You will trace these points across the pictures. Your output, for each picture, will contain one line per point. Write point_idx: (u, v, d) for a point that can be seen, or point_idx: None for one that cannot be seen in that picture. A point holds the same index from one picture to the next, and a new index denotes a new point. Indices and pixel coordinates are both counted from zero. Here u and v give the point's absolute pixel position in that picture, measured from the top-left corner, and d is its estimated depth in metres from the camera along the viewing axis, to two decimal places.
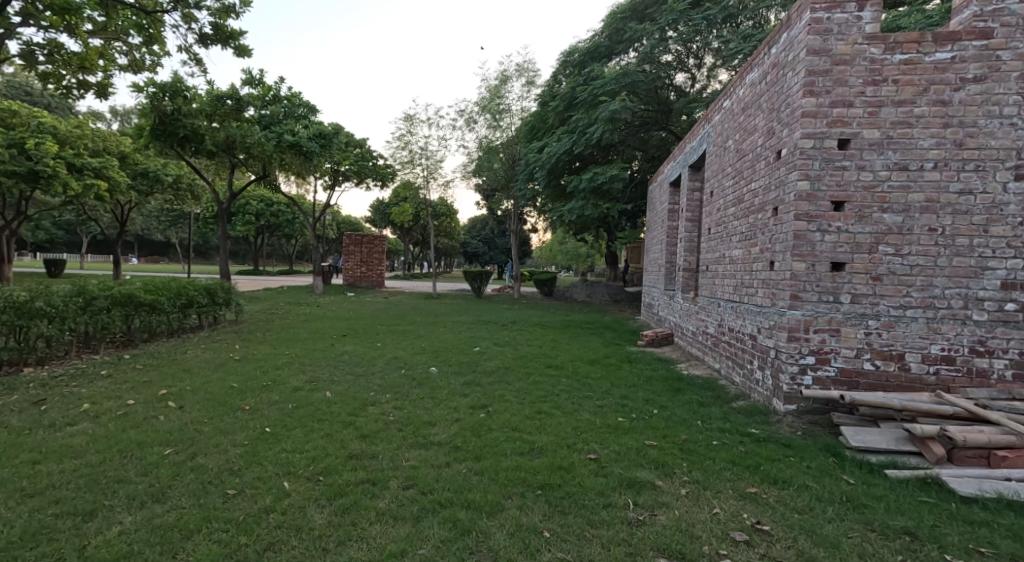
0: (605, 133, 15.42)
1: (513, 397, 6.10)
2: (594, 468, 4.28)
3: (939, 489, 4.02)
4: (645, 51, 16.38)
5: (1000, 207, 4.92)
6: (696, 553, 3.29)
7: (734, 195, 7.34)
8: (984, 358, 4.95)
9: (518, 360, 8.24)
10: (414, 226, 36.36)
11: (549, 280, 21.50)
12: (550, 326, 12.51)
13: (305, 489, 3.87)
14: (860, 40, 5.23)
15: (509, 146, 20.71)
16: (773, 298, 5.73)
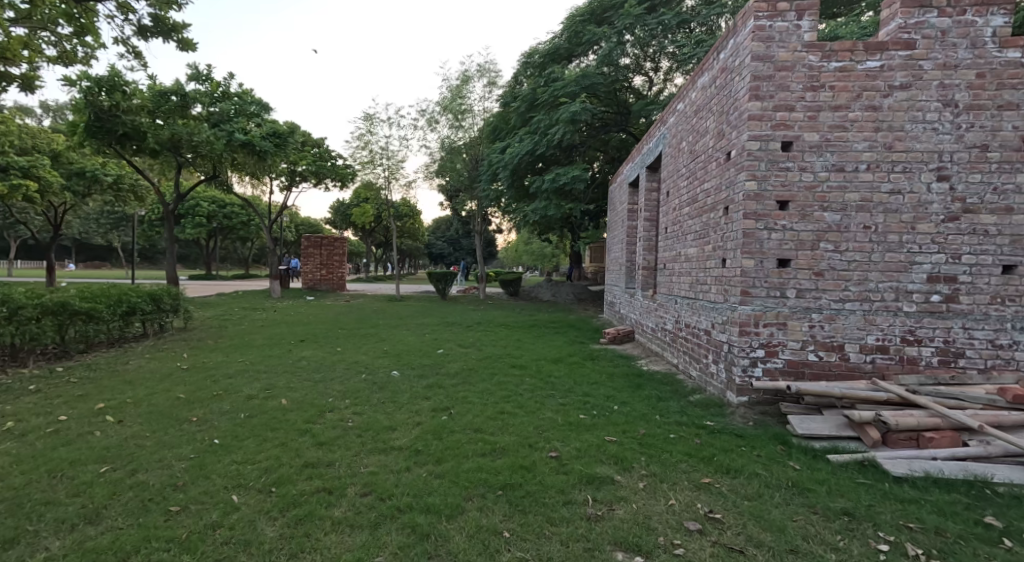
0: (566, 134, 15.67)
1: (476, 398, 6.18)
2: (555, 466, 4.40)
3: (874, 471, 4.31)
4: (604, 53, 16.75)
5: (925, 206, 5.29)
6: (651, 545, 3.43)
7: (688, 195, 7.61)
8: (915, 346, 5.31)
9: (482, 361, 8.32)
10: (376, 228, 35.95)
11: (514, 280, 21.63)
12: (514, 326, 12.62)
13: (256, 502, 3.85)
14: (800, 47, 5.52)
15: (471, 146, 20.71)
16: (725, 294, 5.99)
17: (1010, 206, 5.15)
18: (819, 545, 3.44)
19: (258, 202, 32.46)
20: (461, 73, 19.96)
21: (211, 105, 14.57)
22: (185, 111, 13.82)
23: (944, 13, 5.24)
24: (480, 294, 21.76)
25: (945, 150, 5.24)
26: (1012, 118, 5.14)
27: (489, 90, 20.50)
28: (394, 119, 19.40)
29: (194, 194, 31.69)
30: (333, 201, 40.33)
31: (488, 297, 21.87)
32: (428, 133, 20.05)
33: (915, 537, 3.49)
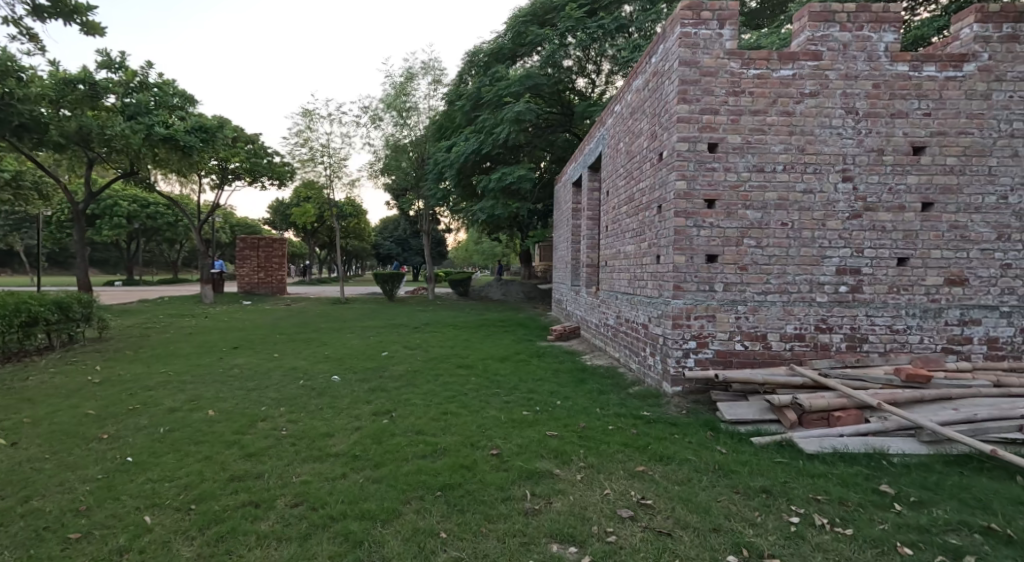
0: (511, 133, 15.82)
1: (420, 400, 6.21)
2: (496, 463, 4.52)
3: (790, 450, 4.67)
4: (547, 55, 17.04)
5: (833, 205, 5.75)
6: (586, 535, 3.59)
7: (626, 194, 7.88)
8: (827, 334, 5.77)
9: (429, 362, 8.32)
10: (319, 228, 34.92)
11: (463, 280, 21.61)
12: (462, 326, 12.65)
13: (172, 522, 3.74)
14: (722, 55, 5.86)
15: (417, 145, 20.48)
16: (660, 289, 6.28)
17: (903, 205, 5.68)
18: (735, 522, 3.71)
19: (186, 201, 30.83)
20: (404, 70, 19.78)
21: (127, 96, 13.72)
22: (95, 101, 12.80)
23: (846, 28, 5.71)
24: (428, 295, 21.59)
25: (848, 154, 5.73)
26: (902, 125, 5.67)
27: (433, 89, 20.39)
28: (336, 115, 19.01)
29: (112, 192, 29.72)
30: (271, 201, 38.86)
31: (435, 297, 21.73)
32: (372, 130, 19.77)
33: (820, 509, 3.82)
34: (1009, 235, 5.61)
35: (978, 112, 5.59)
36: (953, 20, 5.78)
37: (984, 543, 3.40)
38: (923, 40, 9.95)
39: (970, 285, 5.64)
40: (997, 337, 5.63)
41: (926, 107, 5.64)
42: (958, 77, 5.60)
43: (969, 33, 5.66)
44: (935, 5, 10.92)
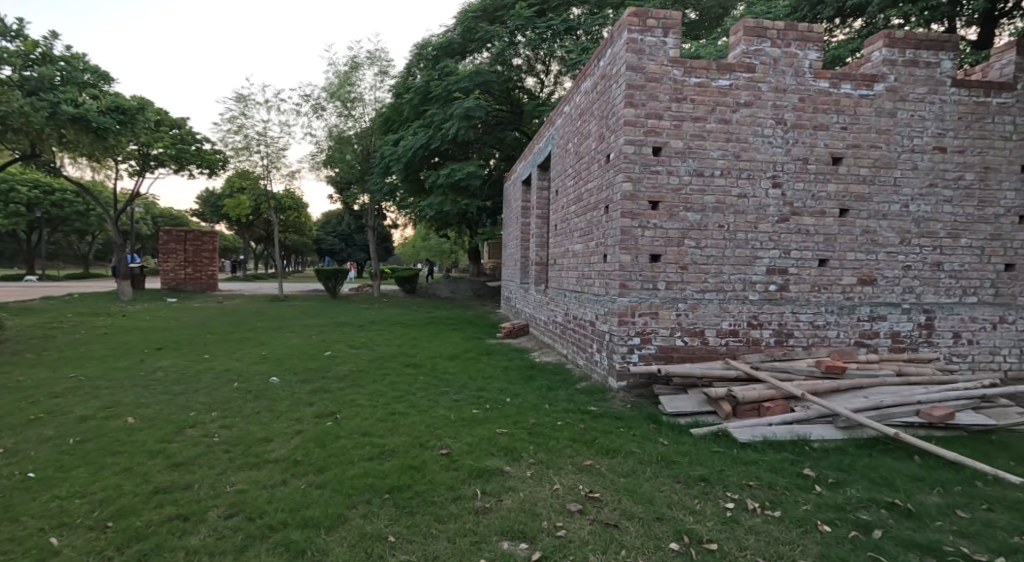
0: (460, 129, 15.88)
1: (366, 401, 6.25)
2: (446, 463, 4.62)
3: (723, 441, 4.98)
4: (497, 53, 17.16)
5: (765, 209, 6.16)
6: (535, 530, 3.70)
7: (575, 194, 8.11)
8: (758, 329, 6.17)
9: (375, 362, 8.32)
10: (255, 221, 33.80)
11: (412, 277, 21.47)
12: (409, 324, 12.65)
13: (87, 541, 3.56)
14: (666, 62, 6.11)
15: (362, 137, 20.22)
16: (607, 287, 6.49)
17: (824, 211, 6.15)
18: (676, 511, 3.91)
19: (98, 188, 29.06)
20: (349, 60, 19.47)
21: (25, 68, 11.99)
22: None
23: (776, 44, 6.12)
24: (374, 292, 21.30)
25: (778, 161, 6.14)
26: (824, 136, 6.13)
27: (379, 81, 20.17)
28: (273, 102, 18.48)
29: (8, 176, 27.57)
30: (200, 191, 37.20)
31: (381, 294, 21.45)
32: (314, 120, 19.36)
33: (752, 494, 4.10)
34: (911, 239, 6.20)
35: (886, 127, 6.14)
36: (865, 44, 6.31)
37: (889, 517, 3.75)
38: (840, 60, 10.71)
39: (878, 284, 6.19)
40: (901, 332, 6.21)
41: (844, 121, 6.12)
42: (870, 95, 6.11)
43: (879, 56, 6.18)
44: (850, 27, 11.76)
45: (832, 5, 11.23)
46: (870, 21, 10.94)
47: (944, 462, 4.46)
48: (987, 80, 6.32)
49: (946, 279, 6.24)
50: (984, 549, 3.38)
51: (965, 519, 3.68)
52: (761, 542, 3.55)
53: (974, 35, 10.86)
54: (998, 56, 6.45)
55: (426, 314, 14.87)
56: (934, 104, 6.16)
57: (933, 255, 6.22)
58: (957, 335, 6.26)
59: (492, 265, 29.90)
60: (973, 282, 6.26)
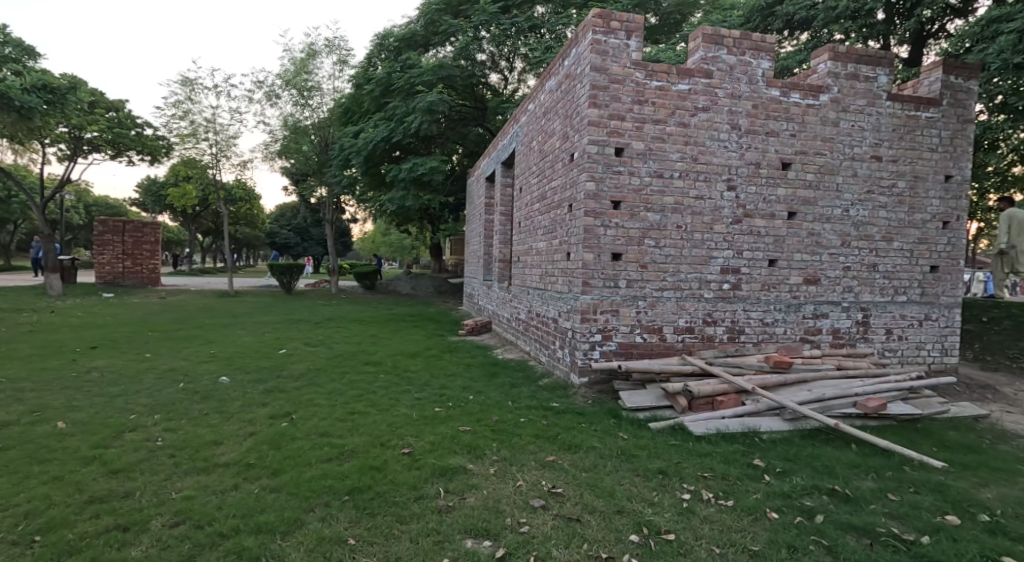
0: (423, 124, 15.76)
1: (325, 400, 6.22)
2: (408, 462, 4.62)
3: (675, 435, 5.15)
4: (461, 47, 17.04)
5: (720, 210, 6.40)
6: (499, 527, 3.71)
7: (539, 192, 8.23)
8: (712, 326, 6.42)
9: (332, 360, 8.25)
10: (201, 212, 32.83)
11: (372, 273, 21.28)
12: (368, 321, 12.57)
13: (12, 557, 3.34)
14: (629, 64, 6.24)
15: (320, 128, 19.88)
16: (570, 285, 6.60)
17: (773, 213, 6.46)
18: (635, 503, 4.00)
19: (21, 173, 27.72)
20: (306, 47, 19.09)
21: None
22: None
23: (732, 52, 6.36)
24: (333, 287, 21.01)
25: (733, 165, 6.39)
26: (774, 143, 6.42)
27: (338, 70, 19.86)
28: (223, 88, 17.92)
29: None
30: (141, 178, 35.90)
31: (339, 290, 21.19)
32: (267, 107, 18.90)
33: (706, 485, 4.27)
34: (851, 242, 6.59)
35: (829, 135, 6.48)
36: (812, 56, 6.64)
37: (830, 503, 3.99)
38: (788, 72, 11.21)
39: (822, 284, 6.56)
40: (842, 329, 6.60)
41: (793, 128, 6.42)
42: (816, 105, 6.44)
43: (824, 68, 6.51)
44: (797, 40, 12.25)
45: (781, 17, 11.69)
46: (815, 35, 11.49)
47: (880, 451, 4.76)
48: (917, 95, 6.74)
49: (880, 280, 6.69)
50: (913, 530, 3.63)
51: (901, 504, 3.92)
52: (716, 530, 3.68)
53: (906, 53, 11.55)
54: (927, 74, 6.87)
55: (386, 311, 14.78)
56: (872, 115, 6.54)
57: (871, 256, 6.64)
58: (890, 331, 6.72)
59: (454, 261, 29.93)
60: (904, 282, 6.73)
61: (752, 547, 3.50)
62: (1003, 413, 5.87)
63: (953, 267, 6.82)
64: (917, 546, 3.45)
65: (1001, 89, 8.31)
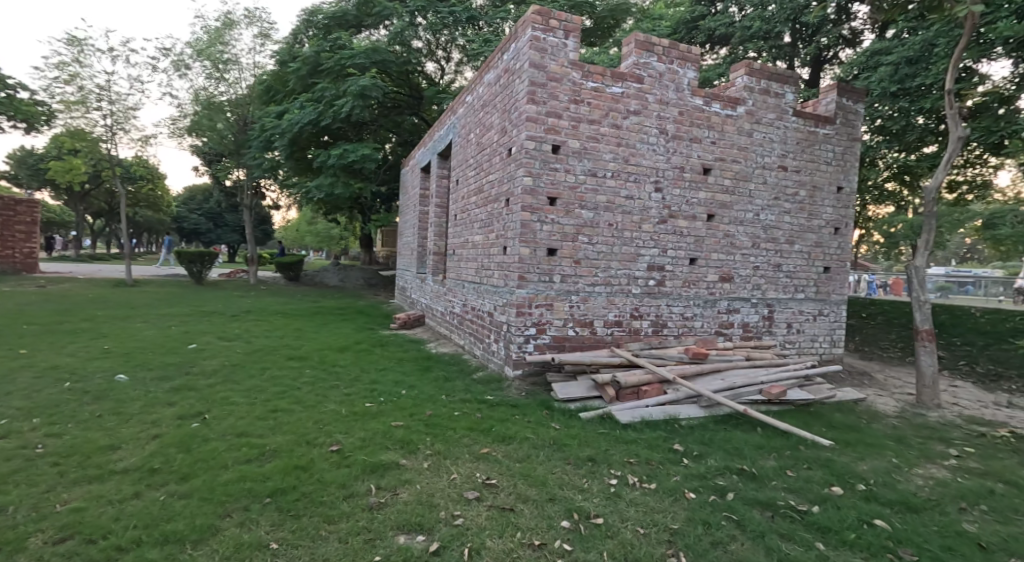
0: (355, 108, 15.14)
1: (242, 398, 6.04)
2: (337, 459, 4.58)
3: (593, 426, 5.39)
4: (395, 32, 16.57)
5: (648, 210, 6.75)
6: (433, 521, 3.77)
7: (475, 185, 8.34)
8: (638, 320, 6.77)
9: (249, 356, 8.00)
10: (92, 190, 30.28)
11: (296, 264, 20.63)
12: (291, 314, 12.24)
13: None
14: (566, 64, 6.39)
15: (237, 106, 18.76)
16: (505, 279, 6.69)
17: (695, 215, 6.92)
18: (567, 491, 4.19)
19: None
20: (222, 15, 17.80)
21: None
22: None
23: (661, 59, 6.70)
24: (250, 279, 20.18)
25: (660, 168, 6.76)
26: (697, 148, 6.87)
27: (260, 45, 18.93)
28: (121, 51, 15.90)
29: None
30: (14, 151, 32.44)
31: (257, 281, 20.37)
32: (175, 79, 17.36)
33: (631, 470, 4.54)
34: (760, 243, 7.23)
35: (744, 145, 7.05)
36: (730, 71, 7.18)
37: (739, 481, 4.36)
38: (709, 84, 11.86)
39: (734, 281, 7.15)
40: (751, 323, 7.23)
41: (714, 136, 6.91)
42: (734, 115, 6.98)
43: (741, 82, 7.06)
44: (717, 55, 13.06)
45: (703, 31, 12.48)
46: (733, 51, 12.23)
47: (782, 433, 5.25)
48: (816, 113, 7.52)
49: (783, 279, 7.38)
50: (806, 501, 4.07)
51: (801, 482, 4.33)
52: (640, 512, 3.93)
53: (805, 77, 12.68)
54: (824, 95, 7.67)
55: (313, 303, 14.46)
56: (780, 128, 7.20)
57: (775, 257, 7.31)
58: (790, 325, 7.44)
59: (385, 253, 29.57)
60: (802, 281, 7.49)
61: (672, 525, 3.77)
62: (878, 395, 6.66)
63: (841, 268, 7.70)
64: (811, 515, 3.86)
65: (882, 114, 9.36)
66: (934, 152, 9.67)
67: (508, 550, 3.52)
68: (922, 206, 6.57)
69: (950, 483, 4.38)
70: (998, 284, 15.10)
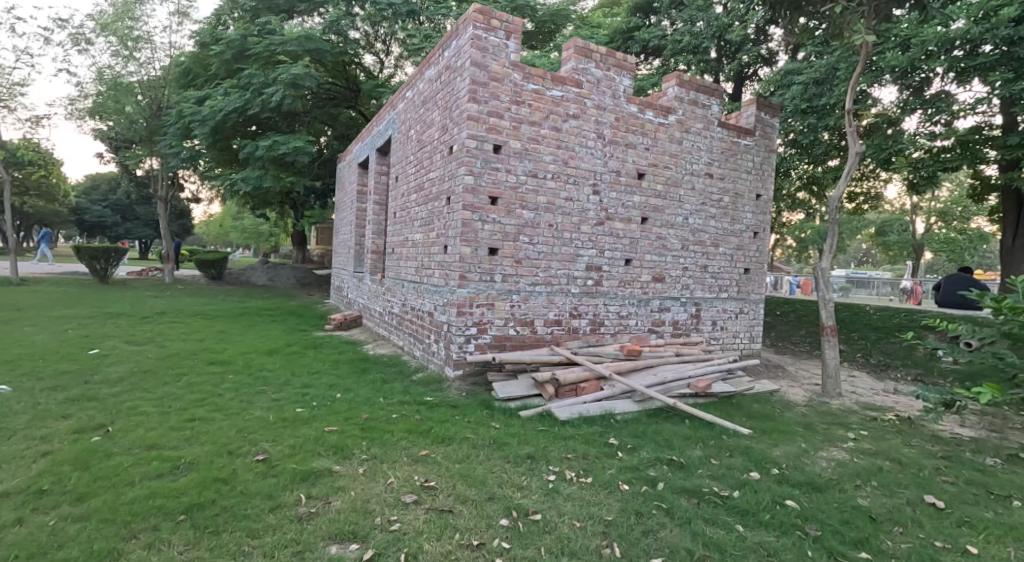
0: (287, 97, 14.57)
1: (153, 408, 5.75)
2: (263, 469, 4.46)
3: (526, 425, 5.50)
4: (330, 21, 16.00)
5: (586, 211, 6.96)
6: (368, 528, 3.76)
7: (415, 183, 8.31)
8: (577, 319, 6.97)
9: (159, 362, 7.60)
10: None
11: (219, 262, 19.69)
12: (212, 316, 11.71)
13: None
14: (507, 64, 6.48)
15: (149, 88, 17.49)
16: (446, 278, 6.70)
17: (630, 218, 7.20)
18: (505, 489, 4.29)
19: None
20: None
21: None
22: None
23: (599, 66, 6.93)
24: (165, 277, 19.08)
25: (598, 172, 6.98)
26: (632, 153, 7.15)
27: (177, 23, 17.64)
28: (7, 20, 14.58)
29: None
30: None
31: (174, 280, 19.28)
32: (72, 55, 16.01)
33: (569, 465, 4.69)
34: (689, 246, 7.62)
35: (675, 152, 7.40)
36: (662, 80, 7.50)
37: (668, 471, 4.60)
38: (644, 92, 12.28)
39: (666, 281, 7.50)
40: (681, 321, 7.60)
41: (648, 143, 7.21)
42: (665, 123, 7.31)
43: (673, 92, 7.40)
44: (651, 65, 13.57)
45: (638, 42, 12.95)
46: (665, 62, 12.73)
47: (707, 424, 5.58)
48: (738, 125, 7.99)
49: (709, 279, 7.82)
50: (727, 486, 4.36)
51: (723, 469, 4.62)
52: (576, 506, 4.08)
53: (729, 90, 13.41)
54: (745, 108, 8.16)
55: (239, 304, 13.89)
56: (707, 138, 7.61)
57: (702, 258, 7.73)
58: (715, 323, 7.89)
59: (319, 252, 28.80)
60: (726, 282, 7.95)
61: (606, 517, 3.94)
62: (791, 386, 7.17)
63: (760, 270, 8.24)
64: (730, 500, 4.14)
65: (794, 128, 10.06)
66: (836, 165, 10.38)
67: (446, 552, 3.58)
68: (827, 215, 7.15)
69: (849, 463, 4.81)
70: (887, 284, 16.57)
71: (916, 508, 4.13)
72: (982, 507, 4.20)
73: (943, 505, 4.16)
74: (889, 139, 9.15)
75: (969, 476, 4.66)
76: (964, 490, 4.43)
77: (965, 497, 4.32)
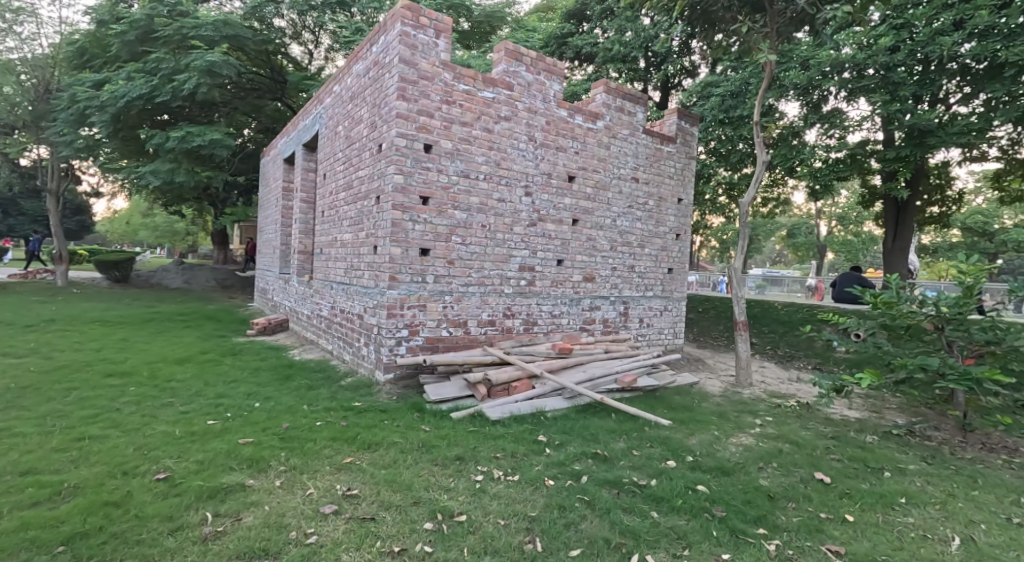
0: (202, 85, 13.72)
1: (34, 427, 5.24)
2: (164, 488, 4.18)
3: (454, 427, 5.45)
4: (252, 5, 15.39)
5: (519, 212, 7.01)
6: (281, 543, 3.60)
7: (344, 181, 8.07)
8: (511, 319, 7.01)
9: (46, 375, 6.96)
10: None
11: (124, 263, 18.29)
12: (115, 323, 10.87)
13: None
14: (438, 63, 6.43)
15: (33, 67, 15.92)
16: (376, 279, 6.55)
17: (561, 219, 7.32)
18: (431, 492, 4.23)
19: None
20: None
21: None
22: None
23: (529, 70, 7.00)
24: (59, 280, 17.49)
25: (530, 174, 7.06)
26: (563, 156, 7.28)
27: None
28: None
29: None
30: None
31: (70, 284, 17.73)
32: None
33: (497, 465, 4.69)
34: (618, 246, 7.85)
35: (603, 156, 7.61)
36: (591, 87, 7.68)
37: (592, 465, 4.70)
38: (577, 97, 12.48)
39: (597, 281, 7.68)
40: (610, 319, 7.82)
41: (578, 147, 7.38)
42: (594, 128, 7.49)
43: (601, 98, 7.60)
44: (585, 70, 13.88)
45: (572, 48, 13.23)
46: (597, 68, 13.04)
47: (631, 417, 5.76)
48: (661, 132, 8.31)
49: (637, 278, 8.08)
50: (646, 476, 4.50)
51: (643, 459, 4.78)
52: (502, 505, 4.08)
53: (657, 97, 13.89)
54: (668, 117, 8.52)
55: (149, 309, 12.99)
56: (634, 143, 7.88)
57: (630, 259, 7.98)
58: (642, 320, 8.17)
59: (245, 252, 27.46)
60: (652, 281, 8.25)
61: (531, 513, 3.97)
62: (710, 378, 7.54)
63: (682, 270, 8.62)
64: (647, 488, 4.28)
65: (714, 136, 10.57)
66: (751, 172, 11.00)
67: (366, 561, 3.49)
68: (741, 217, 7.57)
69: (754, 448, 5.10)
70: (797, 282, 17.73)
71: (808, 485, 4.43)
72: (862, 479, 4.57)
73: (829, 480, 4.49)
74: (794, 150, 9.78)
75: (853, 454, 5.05)
76: (849, 466, 4.81)
77: (849, 471, 4.68)
